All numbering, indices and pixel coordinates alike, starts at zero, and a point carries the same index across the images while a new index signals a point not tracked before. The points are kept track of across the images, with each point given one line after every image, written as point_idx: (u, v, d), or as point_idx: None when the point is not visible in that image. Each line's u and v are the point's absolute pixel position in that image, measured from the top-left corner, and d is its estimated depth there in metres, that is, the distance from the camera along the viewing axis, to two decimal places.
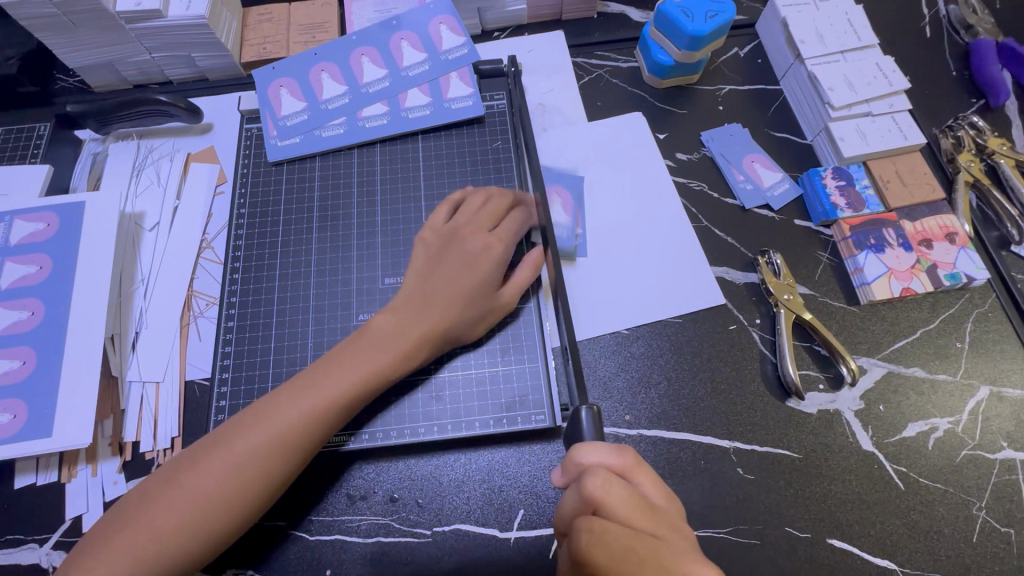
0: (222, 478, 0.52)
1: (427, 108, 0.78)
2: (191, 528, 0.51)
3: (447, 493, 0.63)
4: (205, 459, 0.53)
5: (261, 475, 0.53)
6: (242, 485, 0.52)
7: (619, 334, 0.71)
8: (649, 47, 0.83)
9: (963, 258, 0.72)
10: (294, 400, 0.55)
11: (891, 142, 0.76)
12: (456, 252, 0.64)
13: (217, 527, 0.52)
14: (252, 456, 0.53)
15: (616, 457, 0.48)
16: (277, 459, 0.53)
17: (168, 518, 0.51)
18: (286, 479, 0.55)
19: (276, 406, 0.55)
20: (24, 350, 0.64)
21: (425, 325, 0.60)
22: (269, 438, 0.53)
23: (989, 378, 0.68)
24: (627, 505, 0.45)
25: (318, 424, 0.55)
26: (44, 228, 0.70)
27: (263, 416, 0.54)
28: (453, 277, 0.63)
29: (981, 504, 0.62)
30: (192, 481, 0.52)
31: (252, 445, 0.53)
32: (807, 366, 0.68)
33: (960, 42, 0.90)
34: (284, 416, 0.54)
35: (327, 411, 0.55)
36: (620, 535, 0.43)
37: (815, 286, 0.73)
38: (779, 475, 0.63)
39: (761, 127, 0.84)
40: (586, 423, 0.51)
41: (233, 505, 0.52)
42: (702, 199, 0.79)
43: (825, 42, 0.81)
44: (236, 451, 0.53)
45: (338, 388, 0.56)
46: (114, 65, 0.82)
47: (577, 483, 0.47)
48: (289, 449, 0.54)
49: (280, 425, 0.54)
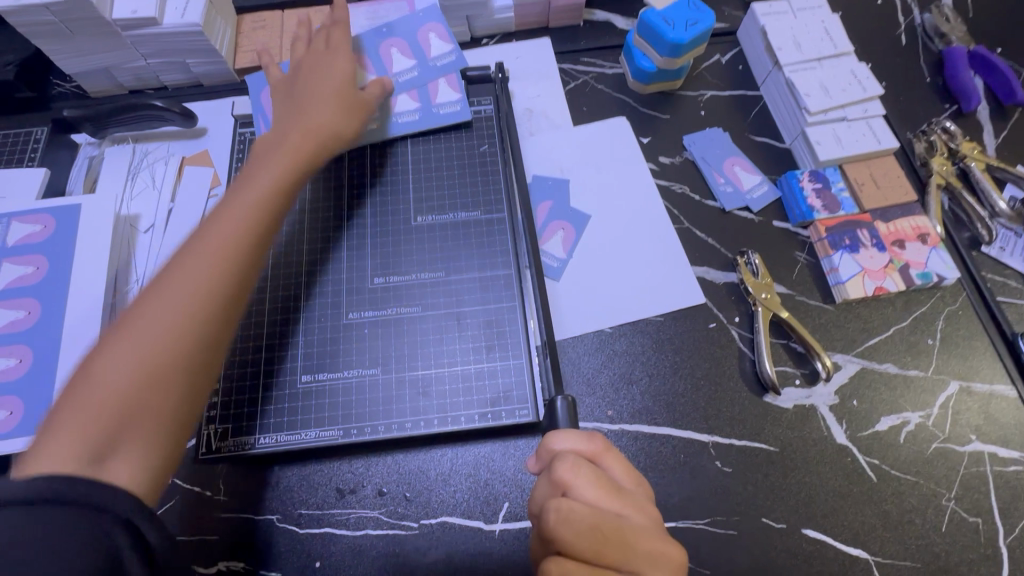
0: (163, 325, 0.51)
1: (415, 114, 0.80)
2: (150, 376, 0.49)
3: (434, 487, 0.65)
4: (135, 319, 0.51)
5: (206, 289, 0.54)
6: (191, 317, 0.52)
7: (602, 332, 0.73)
8: (633, 54, 0.86)
9: (934, 258, 0.74)
10: (210, 239, 0.57)
11: (866, 146, 0.79)
12: (305, 74, 0.74)
13: (177, 368, 0.51)
14: (181, 293, 0.53)
15: (586, 443, 0.51)
16: (217, 273, 0.55)
17: (118, 370, 0.48)
18: (235, 291, 0.56)
19: (192, 250, 0.56)
20: (20, 349, 0.65)
21: (302, 127, 0.69)
22: (202, 261, 0.55)
23: (960, 374, 0.70)
24: (594, 486, 0.47)
25: (246, 232, 0.58)
26: (41, 230, 0.71)
27: (182, 263, 0.55)
28: (303, 103, 0.71)
29: (950, 494, 0.64)
30: (127, 336, 0.50)
31: (181, 285, 0.53)
32: (784, 362, 0.71)
33: (934, 50, 0.93)
34: (209, 247, 0.56)
35: (250, 223, 0.59)
36: (586, 515, 0.45)
37: (793, 285, 0.75)
38: (756, 467, 0.66)
39: (742, 131, 0.86)
40: (561, 412, 0.58)
41: (187, 337, 0.52)
42: (684, 201, 0.81)
43: (802, 50, 0.83)
44: (165, 296, 0.52)
45: (248, 201, 0.61)
46: (110, 71, 0.84)
47: (549, 468, 0.49)
48: (228, 257, 0.56)
49: (200, 263, 0.54)
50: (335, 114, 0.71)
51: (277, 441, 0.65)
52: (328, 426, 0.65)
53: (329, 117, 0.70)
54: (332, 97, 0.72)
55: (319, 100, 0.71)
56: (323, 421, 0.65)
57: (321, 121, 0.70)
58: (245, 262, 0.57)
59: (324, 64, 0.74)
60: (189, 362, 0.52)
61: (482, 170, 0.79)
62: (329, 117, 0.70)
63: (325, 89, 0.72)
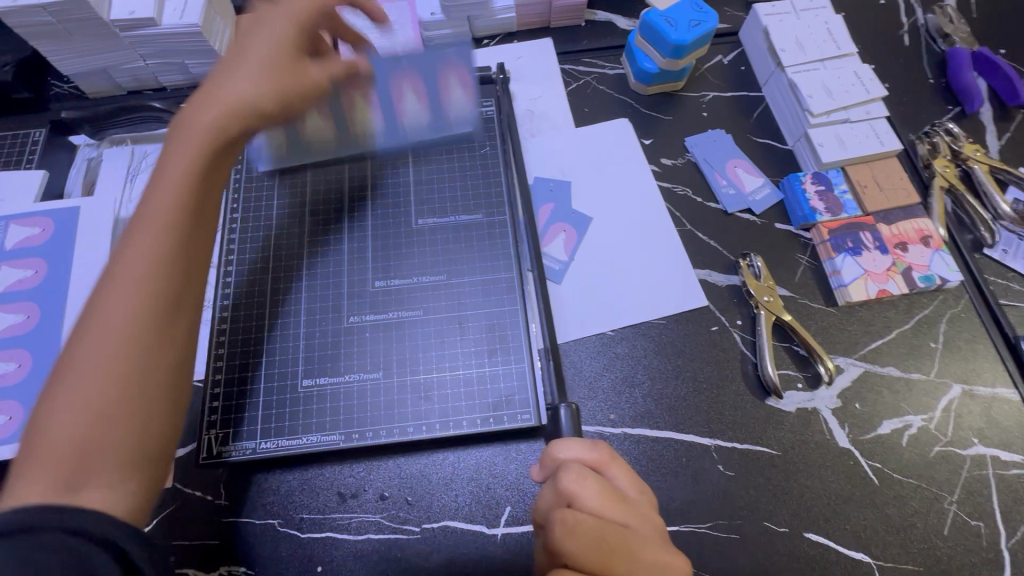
0: (106, 349, 0.46)
1: (421, 117, 0.79)
2: (103, 409, 0.45)
3: (436, 491, 0.65)
4: (77, 347, 0.47)
5: (144, 304, 0.48)
6: (131, 336, 0.47)
7: (604, 335, 0.73)
8: (635, 55, 0.85)
9: (937, 260, 0.74)
10: (134, 245, 0.50)
11: (868, 148, 0.79)
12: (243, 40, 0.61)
13: (135, 395, 0.46)
14: (116, 310, 0.48)
15: (590, 452, 0.51)
16: (148, 284, 0.49)
17: (63, 412, 0.44)
18: (177, 296, 0.50)
19: (118, 258, 0.50)
20: (20, 353, 0.65)
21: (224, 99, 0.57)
22: (130, 274, 0.49)
23: (962, 377, 0.70)
24: (600, 497, 0.47)
25: (170, 228, 0.51)
26: (40, 233, 0.71)
27: (110, 277, 0.49)
28: (230, 72, 0.59)
29: (952, 498, 0.64)
30: (73, 369, 0.46)
31: (112, 300, 0.48)
32: (786, 366, 0.71)
33: (937, 50, 0.92)
34: (134, 256, 0.49)
35: (173, 216, 0.51)
36: (592, 526, 0.45)
37: (795, 287, 0.75)
38: (758, 471, 0.66)
39: (745, 133, 0.86)
40: (565, 417, 0.62)
41: (134, 359, 0.47)
42: (686, 204, 0.81)
43: (806, 51, 0.83)
44: (101, 318, 0.47)
45: (170, 192, 0.52)
46: (108, 71, 0.83)
47: (555, 477, 0.49)
48: (158, 262, 0.50)
49: (132, 281, 0.49)
50: (275, 80, 0.59)
51: (278, 446, 0.64)
52: (328, 431, 0.65)
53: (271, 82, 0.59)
54: (275, 61, 0.60)
55: (260, 65, 0.59)
56: (325, 425, 0.65)
57: (253, 89, 0.58)
58: (180, 266, 0.51)
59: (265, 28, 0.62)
60: (149, 387, 0.47)
61: (484, 172, 0.79)
62: (279, 87, 0.60)
63: (262, 52, 0.60)
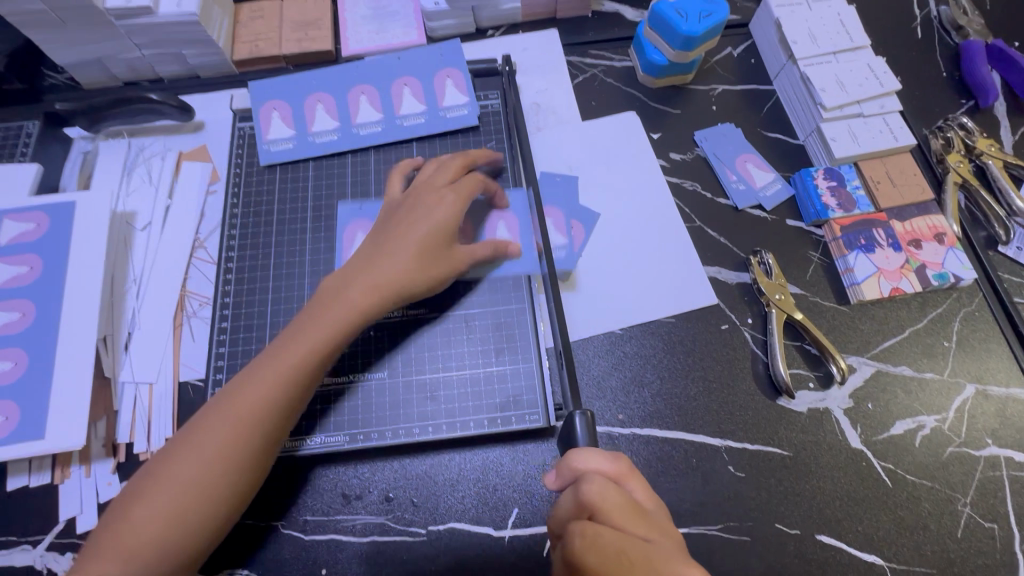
0: (196, 471, 0.52)
1: (421, 116, 0.78)
2: (171, 521, 0.51)
3: (441, 493, 0.63)
4: (176, 452, 0.53)
5: (241, 449, 0.53)
6: (219, 469, 0.52)
7: (612, 333, 0.71)
8: (643, 47, 0.83)
9: (951, 258, 0.73)
10: (253, 378, 0.55)
11: (882, 143, 0.77)
12: (406, 213, 0.64)
13: (198, 519, 0.52)
14: (216, 442, 0.53)
15: (609, 464, 0.49)
16: (248, 433, 0.54)
17: (146, 515, 0.51)
18: (267, 450, 0.55)
19: (235, 389, 0.55)
20: (16, 352, 0.64)
21: (369, 279, 0.60)
22: (235, 415, 0.54)
23: (975, 376, 0.69)
24: (622, 509, 0.45)
25: (285, 386, 0.55)
26: (34, 228, 0.69)
27: (224, 403, 0.54)
28: (406, 228, 0.62)
29: (966, 500, 0.64)
30: (167, 473, 0.52)
31: (218, 431, 0.53)
32: (798, 365, 0.69)
33: (950, 43, 0.90)
34: (244, 394, 0.54)
35: (289, 376, 0.56)
36: (613, 538, 0.43)
37: (806, 285, 0.74)
38: (769, 472, 0.64)
39: (755, 127, 0.84)
40: (579, 429, 0.53)
41: (211, 491, 0.52)
42: (695, 199, 0.79)
43: (818, 43, 0.81)
44: (201, 441, 0.53)
45: (298, 347, 0.57)
46: (104, 62, 0.81)
47: (575, 488, 0.48)
48: (263, 416, 0.54)
49: (243, 412, 0.54)
50: (421, 257, 0.62)
51: (308, 444, 0.63)
52: (333, 431, 0.64)
53: (419, 269, 0.61)
54: (427, 244, 0.62)
55: (426, 227, 0.62)
56: (329, 426, 0.64)
57: (401, 271, 0.61)
58: (278, 423, 0.55)
59: (429, 207, 0.64)
60: (208, 513, 0.52)
61: None
62: (425, 254, 0.62)
63: (429, 224, 0.63)
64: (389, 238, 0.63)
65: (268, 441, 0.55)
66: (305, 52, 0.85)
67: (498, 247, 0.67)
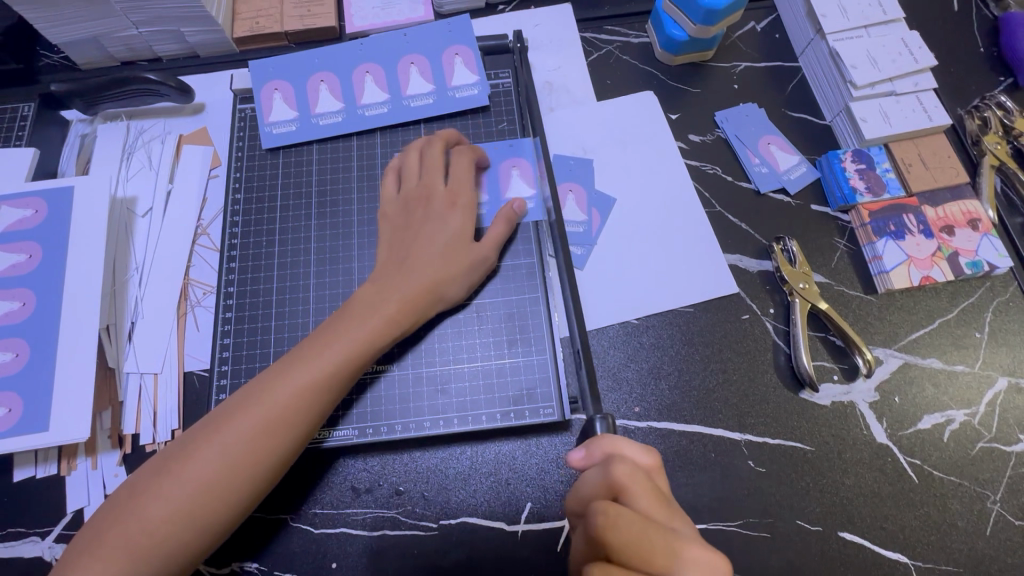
0: (216, 469, 0.51)
1: (429, 96, 0.75)
2: (188, 518, 0.50)
3: (453, 486, 0.62)
4: (197, 450, 0.52)
5: (265, 455, 0.52)
6: (242, 473, 0.52)
7: (628, 323, 0.69)
8: (662, 21, 0.79)
9: (985, 245, 0.70)
10: (282, 382, 0.54)
11: (915, 123, 0.73)
12: (422, 219, 0.64)
13: (214, 520, 0.51)
14: (240, 446, 0.52)
15: (642, 455, 0.49)
16: (275, 439, 0.53)
17: (160, 508, 0.50)
18: (291, 457, 0.54)
19: (265, 391, 0.54)
20: (17, 342, 0.62)
21: (401, 293, 0.60)
22: (262, 419, 0.53)
23: (1008, 369, 0.66)
24: (649, 496, 0.44)
25: (315, 394, 0.55)
26: (33, 215, 0.67)
27: (252, 404, 0.53)
28: (429, 239, 0.63)
29: (996, 497, 0.61)
30: (186, 470, 0.51)
31: (245, 431, 0.52)
32: (822, 357, 0.67)
33: (989, 16, 0.85)
34: (273, 399, 0.53)
35: (319, 386, 0.55)
36: (635, 522, 0.41)
37: (830, 273, 0.71)
38: (790, 468, 0.62)
39: (779, 107, 0.80)
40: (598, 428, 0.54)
41: (230, 493, 0.51)
42: (715, 183, 0.76)
43: (848, 16, 0.77)
44: (226, 441, 0.52)
45: (330, 357, 0.56)
46: (99, 40, 0.78)
47: (602, 467, 0.47)
48: (289, 424, 0.53)
49: (269, 413, 0.53)
50: (446, 269, 0.62)
51: (330, 437, 0.62)
52: (343, 424, 0.62)
53: (444, 278, 0.62)
54: (451, 255, 0.63)
55: (446, 239, 0.63)
56: (339, 419, 0.62)
57: (430, 283, 0.61)
58: (303, 434, 0.54)
59: (444, 214, 0.64)
60: (221, 516, 0.51)
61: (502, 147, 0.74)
62: (449, 265, 0.62)
63: (448, 233, 0.63)
64: (411, 251, 0.62)
65: (293, 449, 0.54)
66: (307, 29, 0.81)
67: (508, 214, 0.66)
